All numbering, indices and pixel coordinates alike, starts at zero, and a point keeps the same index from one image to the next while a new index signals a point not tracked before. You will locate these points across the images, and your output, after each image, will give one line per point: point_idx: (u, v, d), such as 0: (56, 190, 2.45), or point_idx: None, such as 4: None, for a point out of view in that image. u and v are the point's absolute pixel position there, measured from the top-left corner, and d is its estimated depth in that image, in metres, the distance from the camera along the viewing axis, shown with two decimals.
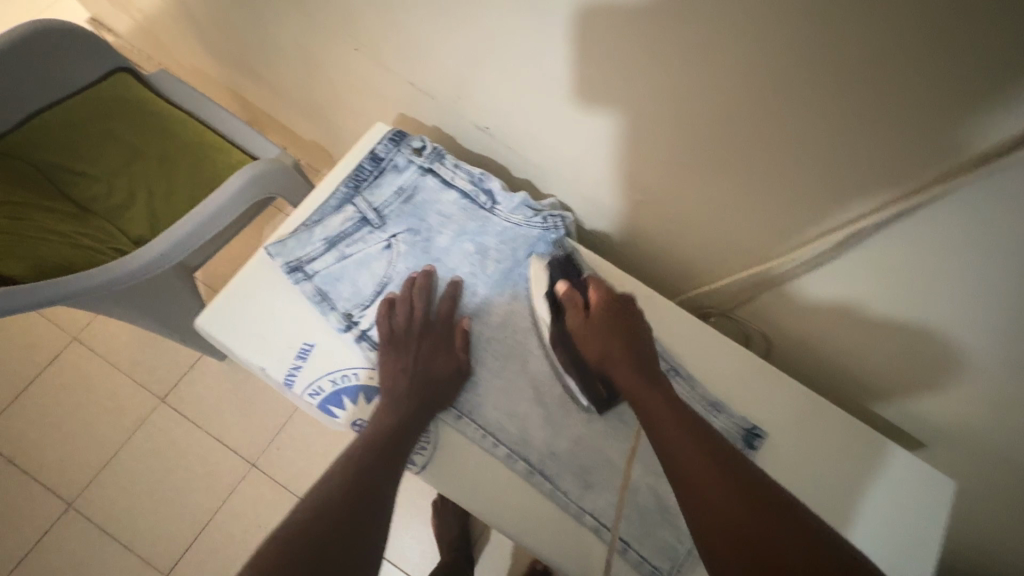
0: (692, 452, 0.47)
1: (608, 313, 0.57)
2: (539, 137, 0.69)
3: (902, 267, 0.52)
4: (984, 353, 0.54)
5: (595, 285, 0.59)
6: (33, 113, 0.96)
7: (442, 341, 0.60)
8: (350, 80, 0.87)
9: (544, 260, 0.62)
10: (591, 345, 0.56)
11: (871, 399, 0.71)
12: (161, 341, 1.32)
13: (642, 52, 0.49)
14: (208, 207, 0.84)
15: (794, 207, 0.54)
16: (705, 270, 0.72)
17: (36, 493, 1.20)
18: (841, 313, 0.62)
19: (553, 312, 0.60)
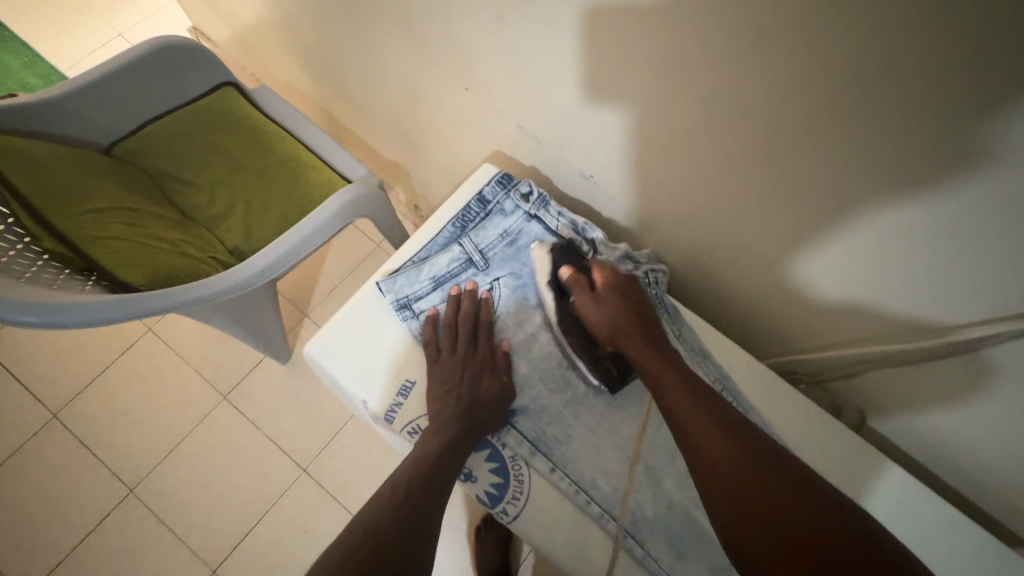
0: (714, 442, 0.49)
1: (611, 294, 0.60)
2: (643, 189, 0.69)
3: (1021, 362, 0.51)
4: (998, 360, 0.52)
5: (598, 267, 0.62)
6: (146, 122, 1.02)
7: (487, 364, 0.61)
8: (449, 113, 0.89)
9: (547, 246, 0.64)
10: (597, 322, 0.60)
11: (897, 426, 0.69)
12: (228, 340, 1.37)
13: (783, 130, 0.49)
14: (305, 226, 0.87)
15: (895, 265, 0.53)
16: (806, 338, 0.70)
17: (102, 475, 1.25)
18: (847, 308, 0.62)
19: (557, 296, 0.62)
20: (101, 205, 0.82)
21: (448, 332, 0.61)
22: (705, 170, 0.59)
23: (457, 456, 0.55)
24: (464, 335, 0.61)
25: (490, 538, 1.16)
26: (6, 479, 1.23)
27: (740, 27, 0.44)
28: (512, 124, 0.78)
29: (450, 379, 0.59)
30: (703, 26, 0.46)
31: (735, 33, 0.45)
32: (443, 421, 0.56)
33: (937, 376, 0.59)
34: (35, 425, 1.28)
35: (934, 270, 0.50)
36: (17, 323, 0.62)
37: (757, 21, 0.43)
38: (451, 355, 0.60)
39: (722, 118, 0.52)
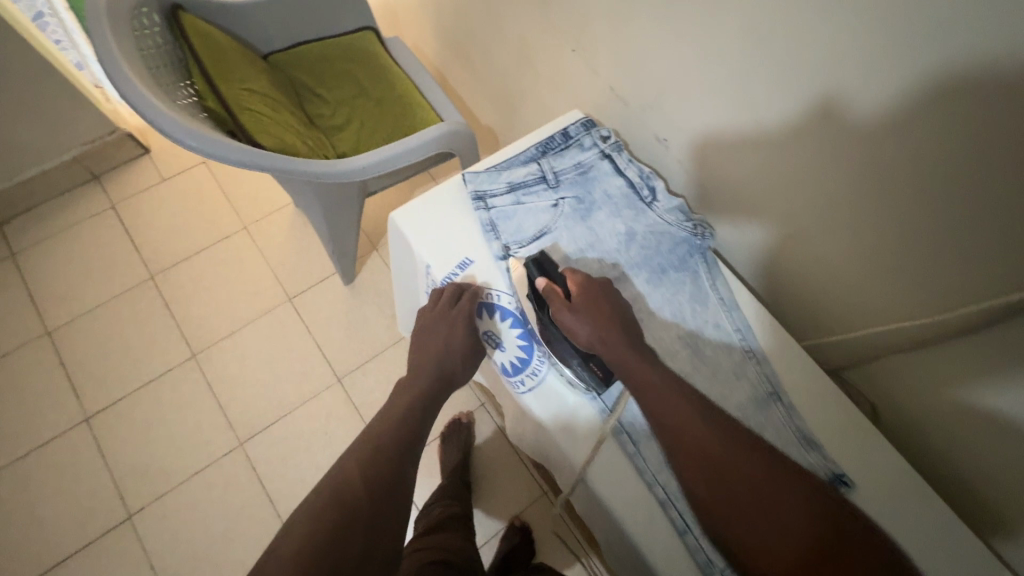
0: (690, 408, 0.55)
1: (584, 297, 0.62)
2: (706, 156, 0.78)
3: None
4: None
5: (569, 275, 0.65)
6: (300, 41, 1.21)
7: (461, 333, 0.69)
8: (552, 76, 1.01)
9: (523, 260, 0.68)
10: (578, 330, 0.61)
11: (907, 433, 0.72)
12: (306, 251, 1.53)
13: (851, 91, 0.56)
14: (406, 142, 0.99)
15: (935, 300, 0.60)
16: (849, 320, 0.72)
17: (173, 337, 1.42)
18: (925, 403, 0.65)
19: (537, 307, 0.65)
20: (253, 88, 0.99)
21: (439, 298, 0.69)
22: (772, 131, 0.66)
23: (429, 401, 0.73)
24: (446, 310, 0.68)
25: (451, 447, 1.33)
26: (100, 318, 1.43)
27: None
28: (605, 86, 0.89)
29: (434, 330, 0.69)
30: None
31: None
32: (421, 374, 0.73)
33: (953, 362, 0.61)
34: (133, 281, 1.48)
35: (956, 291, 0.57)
36: (180, 144, 0.78)
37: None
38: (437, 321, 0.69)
39: (798, 75, 0.60)
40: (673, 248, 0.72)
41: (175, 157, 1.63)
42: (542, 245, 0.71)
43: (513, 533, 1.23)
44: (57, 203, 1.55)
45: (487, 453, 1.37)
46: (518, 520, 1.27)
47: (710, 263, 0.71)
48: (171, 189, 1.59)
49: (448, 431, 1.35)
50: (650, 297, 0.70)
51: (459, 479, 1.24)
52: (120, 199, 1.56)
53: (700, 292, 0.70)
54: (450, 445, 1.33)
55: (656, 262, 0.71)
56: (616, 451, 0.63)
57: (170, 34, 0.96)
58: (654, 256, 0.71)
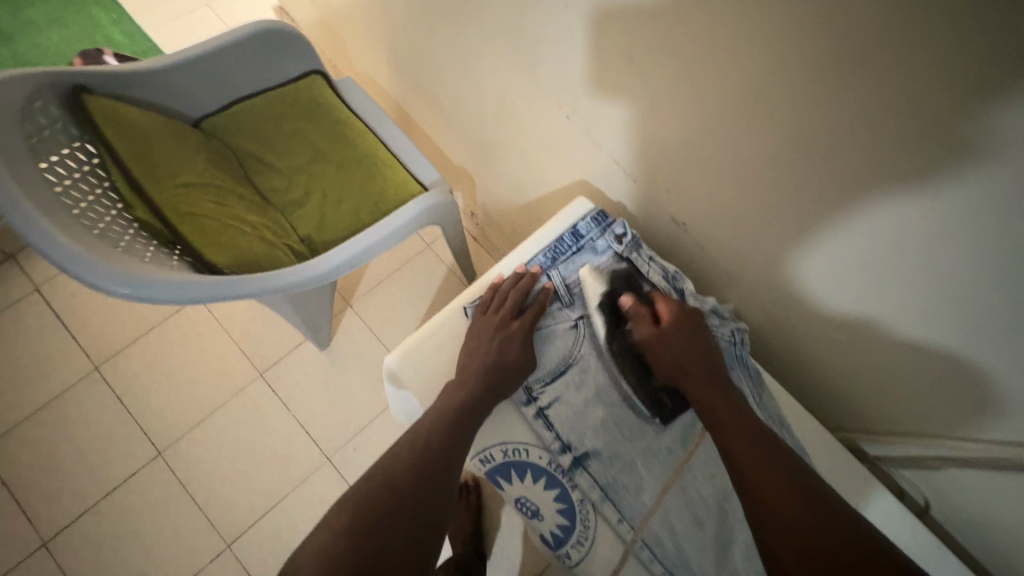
0: (755, 452, 0.52)
1: (675, 324, 0.61)
2: (730, 244, 0.72)
3: (932, 267, 0.52)
4: (994, 371, 0.54)
5: (663, 298, 0.64)
6: (235, 99, 1.03)
7: (521, 331, 0.63)
8: (541, 135, 0.90)
9: (601, 273, 0.66)
10: (660, 355, 0.60)
11: (965, 523, 0.68)
12: (273, 318, 1.39)
13: (937, 222, 0.49)
14: (383, 228, 0.86)
15: (873, 283, 0.59)
16: (903, 422, 0.68)
17: (133, 434, 1.27)
18: (982, 505, 0.65)
19: (614, 323, 0.64)
20: (191, 180, 0.83)
21: (498, 297, 0.65)
22: (810, 228, 0.60)
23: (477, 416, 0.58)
24: (494, 296, 0.66)
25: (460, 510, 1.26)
26: (42, 424, 1.26)
27: (924, 112, 0.44)
28: (609, 159, 0.80)
29: (480, 333, 0.63)
30: (878, 91, 0.45)
31: (915, 119, 0.45)
32: (468, 379, 0.59)
33: (825, 269, 0.63)
34: (75, 375, 1.30)
35: (891, 279, 0.57)
36: (111, 293, 0.62)
37: (946, 100, 0.42)
38: (485, 316, 0.64)
39: (868, 191, 0.52)
40: None
41: None
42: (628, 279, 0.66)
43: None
44: None
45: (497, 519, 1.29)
46: None
47: (754, 376, 0.64)
48: None
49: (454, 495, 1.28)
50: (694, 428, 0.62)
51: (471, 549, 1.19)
52: (45, 279, 1.36)
53: None
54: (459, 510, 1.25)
55: None
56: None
57: (75, 126, 0.78)
58: None
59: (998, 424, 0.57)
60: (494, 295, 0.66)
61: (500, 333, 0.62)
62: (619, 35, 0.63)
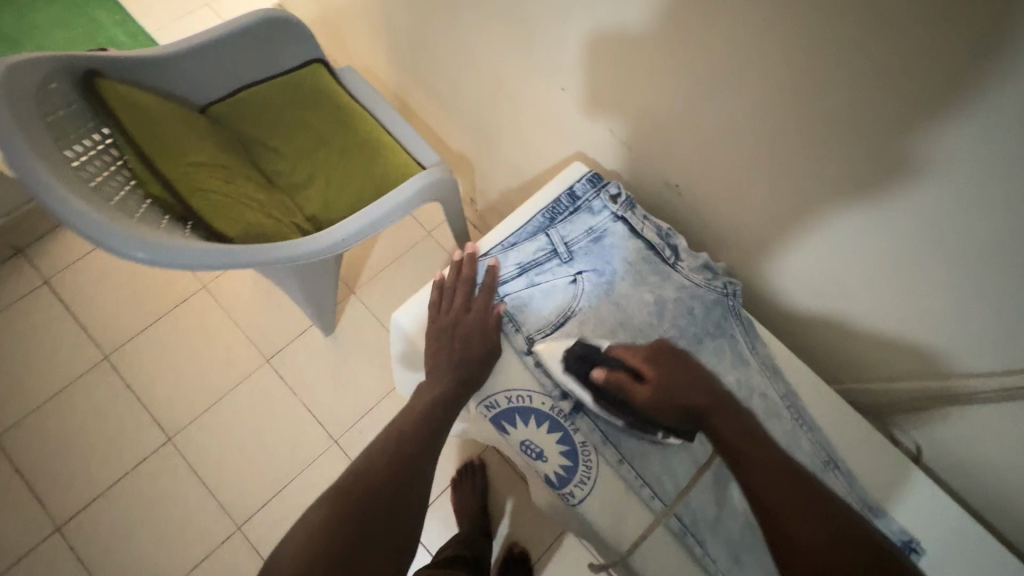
0: (779, 492, 0.48)
1: (657, 375, 0.56)
2: (721, 201, 0.76)
3: (884, 249, 0.62)
4: (948, 326, 0.63)
5: (625, 354, 0.58)
6: (240, 88, 1.07)
7: (476, 328, 0.63)
8: (536, 112, 0.94)
9: (560, 349, 0.60)
10: (666, 415, 0.56)
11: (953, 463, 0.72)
12: (278, 305, 1.41)
13: (907, 159, 0.54)
14: (386, 204, 0.89)
15: (838, 278, 0.70)
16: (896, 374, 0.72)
17: (143, 421, 1.29)
18: (979, 442, 0.67)
19: (593, 393, 0.58)
20: (201, 159, 0.86)
21: (445, 297, 0.65)
22: (787, 236, 0.71)
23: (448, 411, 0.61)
24: (446, 300, 0.65)
25: (465, 489, 1.28)
26: (54, 413, 1.28)
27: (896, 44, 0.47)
28: (604, 129, 0.83)
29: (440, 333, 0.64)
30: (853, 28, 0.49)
31: (889, 53, 0.48)
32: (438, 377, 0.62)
33: (800, 270, 0.73)
34: (85, 364, 1.32)
35: (853, 269, 0.67)
36: (127, 258, 0.65)
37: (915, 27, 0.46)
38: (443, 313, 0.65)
39: (848, 126, 0.56)
40: (706, 313, 0.66)
41: None
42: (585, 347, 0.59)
43: (513, 562, 1.23)
44: None
45: (501, 498, 1.31)
46: (516, 548, 1.26)
47: (746, 326, 0.67)
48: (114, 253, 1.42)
49: (460, 475, 1.30)
50: None
51: (477, 526, 1.21)
52: (54, 273, 1.39)
53: (740, 358, 0.65)
54: (466, 489, 1.27)
55: (691, 333, 0.66)
56: (694, 566, 0.58)
57: (88, 106, 0.81)
58: (689, 326, 0.66)
59: (972, 357, 0.62)
60: (440, 294, 0.66)
61: (459, 330, 0.63)
62: (609, 7, 0.67)
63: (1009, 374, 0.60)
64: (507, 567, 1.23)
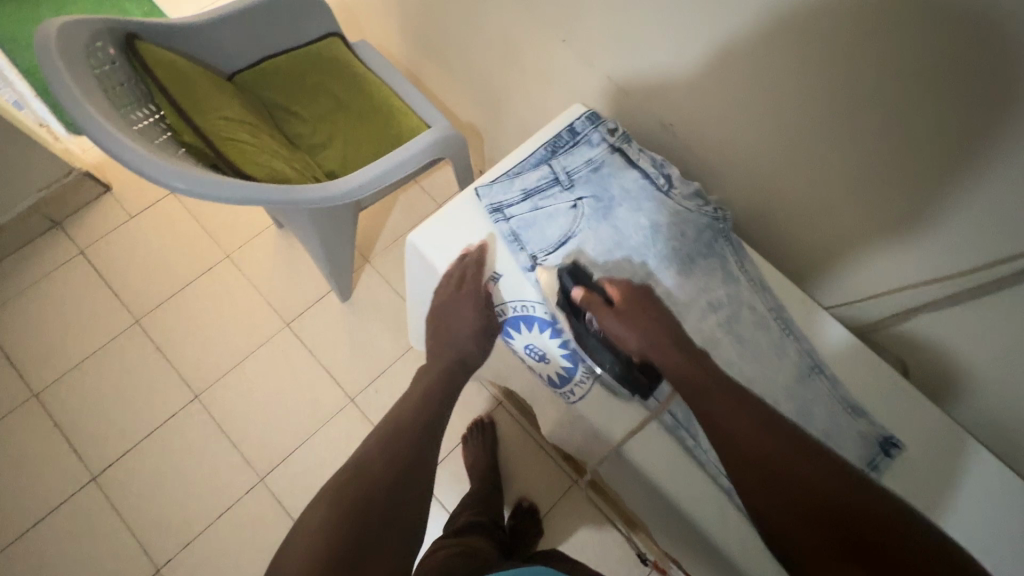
0: (730, 404, 0.59)
1: (629, 307, 0.63)
2: (713, 138, 0.80)
3: (872, 210, 0.70)
4: (941, 261, 0.66)
5: (609, 283, 0.65)
6: (263, 58, 1.14)
7: (475, 299, 0.71)
8: (541, 70, 1.00)
9: (553, 272, 0.67)
10: (632, 341, 0.63)
11: (938, 381, 0.75)
12: (297, 273, 1.48)
13: (875, 68, 0.58)
14: (400, 155, 0.95)
15: (870, 286, 0.76)
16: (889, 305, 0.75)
17: (172, 379, 1.36)
18: (977, 360, 0.69)
19: (573, 316, 0.65)
20: (229, 115, 0.93)
21: (460, 275, 0.70)
22: (836, 263, 0.79)
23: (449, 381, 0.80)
24: (457, 278, 0.71)
25: (475, 446, 1.33)
26: (89, 372, 1.36)
27: None
28: (602, 76, 0.89)
29: (445, 315, 0.77)
30: None
31: None
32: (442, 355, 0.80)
33: (844, 293, 0.81)
34: (118, 328, 1.40)
35: (878, 269, 0.74)
36: (168, 187, 0.73)
37: None
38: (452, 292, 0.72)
39: (819, 44, 0.60)
40: (699, 234, 0.71)
41: (140, 191, 1.54)
42: (575, 271, 0.66)
43: (522, 513, 1.28)
44: (21, 257, 1.45)
45: (511, 454, 1.36)
46: (525, 502, 1.30)
47: (735, 246, 0.72)
48: (143, 226, 1.50)
49: (470, 434, 1.34)
50: (684, 289, 0.69)
51: (487, 480, 1.26)
52: (88, 244, 1.48)
53: (731, 275, 0.70)
54: (475, 446, 1.32)
55: (685, 253, 0.70)
56: (687, 459, 0.64)
57: (128, 65, 0.89)
58: (683, 246, 0.70)
59: (951, 258, 0.65)
60: (458, 271, 0.70)
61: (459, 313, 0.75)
62: None
63: (989, 267, 0.62)
64: (517, 517, 1.28)
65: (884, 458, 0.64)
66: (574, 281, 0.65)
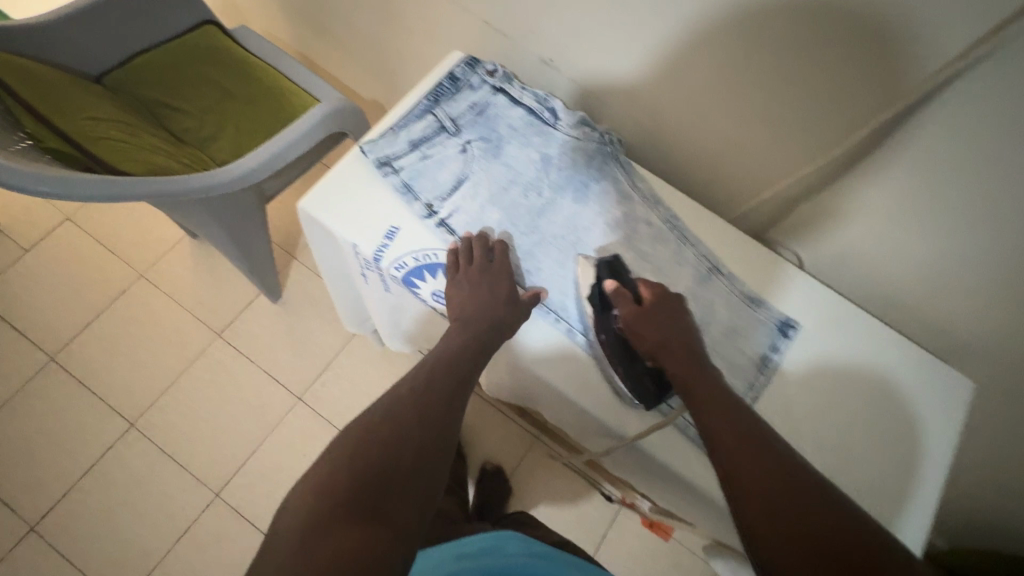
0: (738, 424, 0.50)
1: (658, 306, 0.61)
2: (593, 66, 0.82)
3: (750, 109, 0.71)
4: (814, 145, 0.69)
5: (645, 283, 0.63)
6: (132, 55, 1.07)
7: (502, 271, 0.65)
8: (425, 26, 0.98)
9: (592, 261, 0.67)
10: (644, 334, 0.60)
11: (830, 267, 0.80)
12: (220, 281, 1.42)
13: None
14: (292, 133, 0.92)
15: (779, 201, 0.78)
16: (774, 201, 0.78)
17: (102, 412, 1.29)
18: (861, 236, 0.73)
19: (598, 307, 0.64)
20: (98, 115, 0.88)
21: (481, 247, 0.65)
22: (739, 181, 0.82)
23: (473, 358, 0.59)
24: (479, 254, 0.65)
25: None
26: (7, 421, 1.27)
27: None
28: (479, 21, 0.89)
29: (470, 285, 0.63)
30: None
31: None
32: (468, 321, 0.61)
33: (757, 213, 0.82)
34: (32, 369, 1.31)
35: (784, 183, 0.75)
36: (31, 192, 0.69)
37: None
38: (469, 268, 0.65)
39: None
40: (588, 161, 0.72)
41: (30, 222, 1.42)
42: (613, 267, 0.66)
43: (488, 477, 1.30)
44: None
45: (470, 423, 1.37)
46: (489, 465, 1.32)
47: (625, 167, 0.74)
48: (41, 259, 1.40)
49: None
50: (582, 215, 0.70)
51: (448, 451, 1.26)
52: None
53: (625, 194, 0.72)
54: None
55: (578, 179, 0.72)
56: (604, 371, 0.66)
57: None
58: (575, 174, 0.72)
59: (819, 141, 0.68)
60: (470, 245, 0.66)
61: (485, 279, 0.64)
62: None
63: (853, 136, 0.64)
64: (483, 483, 1.29)
65: (783, 340, 0.68)
66: (610, 276, 0.65)
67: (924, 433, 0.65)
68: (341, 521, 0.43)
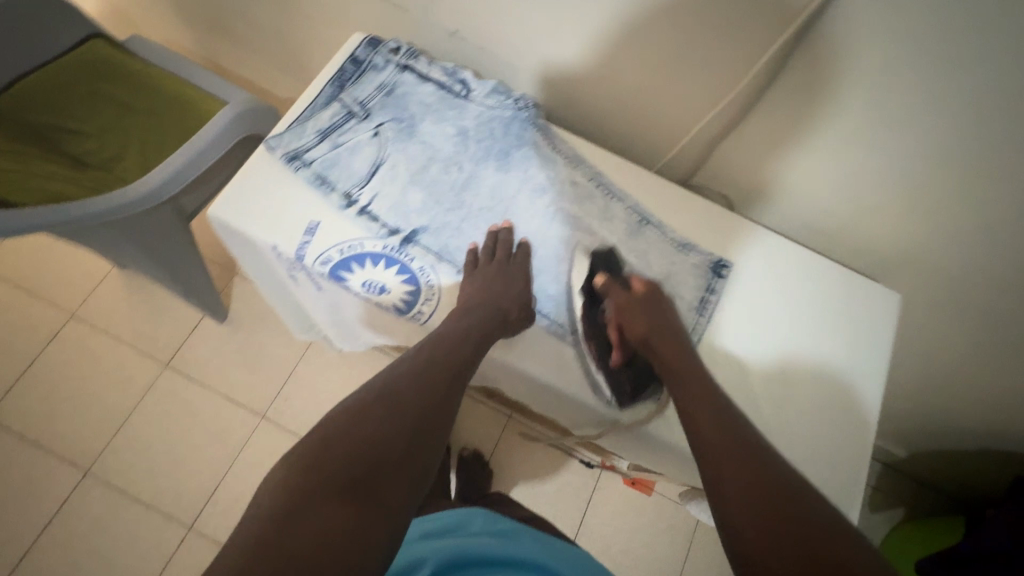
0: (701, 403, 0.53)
1: (650, 297, 0.63)
2: (498, 32, 0.80)
3: (655, 57, 0.71)
4: (719, 84, 0.70)
5: (636, 277, 0.66)
6: (13, 81, 0.99)
7: (522, 272, 0.65)
8: (326, 13, 0.94)
9: (586, 252, 0.67)
10: (635, 325, 0.61)
11: (757, 203, 0.82)
12: (159, 310, 1.36)
13: None
14: (198, 140, 0.87)
15: (699, 145, 0.79)
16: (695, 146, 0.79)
17: (51, 464, 1.22)
18: (779, 168, 0.75)
19: (587, 301, 0.64)
20: None
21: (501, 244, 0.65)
22: (660, 130, 0.82)
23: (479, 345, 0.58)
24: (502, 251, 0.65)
25: None
26: None
27: None
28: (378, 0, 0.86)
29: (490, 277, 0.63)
30: None
31: None
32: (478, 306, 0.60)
33: (681, 161, 0.83)
34: None
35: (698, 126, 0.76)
36: None
37: None
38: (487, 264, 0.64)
39: None
40: (506, 128, 0.71)
41: None
42: (606, 263, 0.67)
43: (468, 463, 1.29)
44: None
45: None
46: (467, 451, 1.31)
47: (544, 130, 0.73)
48: None
49: None
50: (507, 183, 0.69)
51: None
52: None
53: (548, 156, 0.71)
54: None
55: (498, 148, 0.70)
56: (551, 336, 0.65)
57: None
58: (494, 143, 0.70)
59: (723, 80, 0.69)
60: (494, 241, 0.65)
61: (501, 272, 0.63)
62: None
63: (752, 71, 0.65)
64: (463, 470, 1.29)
65: (718, 280, 0.70)
66: (604, 268, 0.66)
67: (867, 348, 0.68)
68: (326, 496, 0.42)
